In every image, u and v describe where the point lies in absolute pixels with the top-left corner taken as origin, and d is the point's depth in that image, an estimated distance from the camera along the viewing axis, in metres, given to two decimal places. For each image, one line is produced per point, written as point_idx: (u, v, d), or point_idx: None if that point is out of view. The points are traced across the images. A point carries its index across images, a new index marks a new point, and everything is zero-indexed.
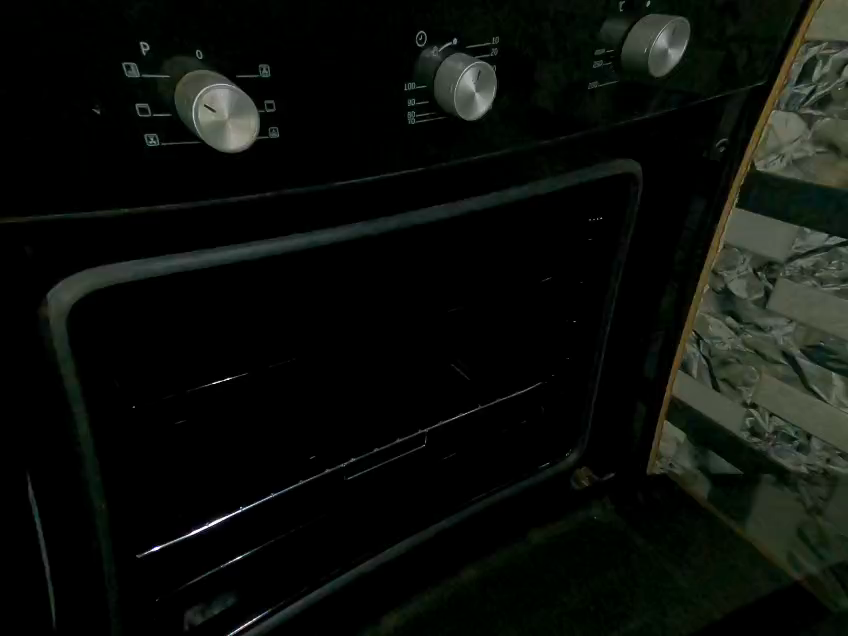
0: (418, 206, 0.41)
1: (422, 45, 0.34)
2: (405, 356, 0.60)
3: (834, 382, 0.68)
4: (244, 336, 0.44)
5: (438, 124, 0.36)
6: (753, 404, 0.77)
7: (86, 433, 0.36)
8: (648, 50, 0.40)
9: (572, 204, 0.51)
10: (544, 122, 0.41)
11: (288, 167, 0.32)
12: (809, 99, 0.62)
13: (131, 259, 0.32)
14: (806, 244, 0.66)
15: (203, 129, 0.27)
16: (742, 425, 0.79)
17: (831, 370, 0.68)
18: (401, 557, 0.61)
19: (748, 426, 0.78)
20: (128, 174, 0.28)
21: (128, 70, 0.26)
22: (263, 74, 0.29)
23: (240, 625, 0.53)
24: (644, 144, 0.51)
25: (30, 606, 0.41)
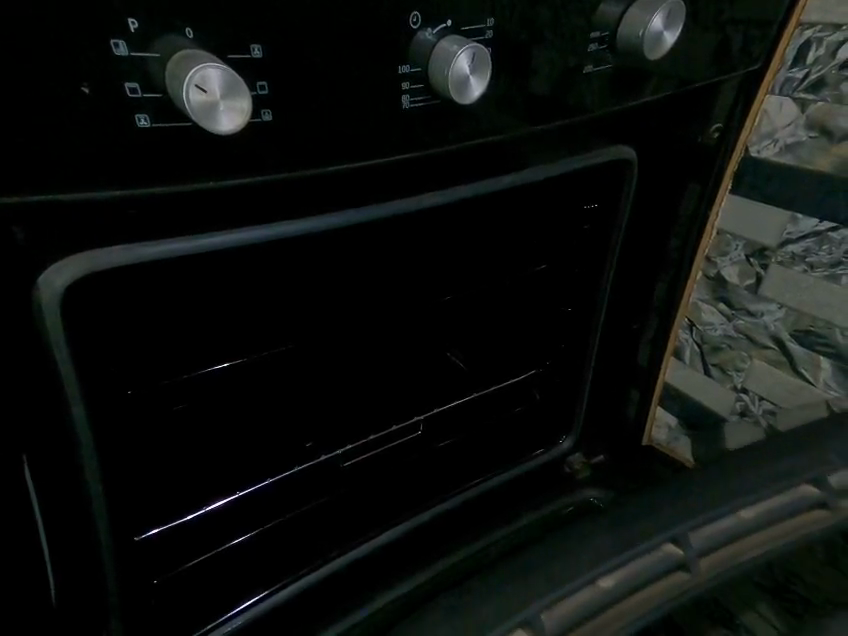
0: (414, 192, 0.41)
1: (416, 26, 0.33)
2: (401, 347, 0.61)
3: (823, 366, 0.69)
4: (237, 322, 0.44)
5: (432, 108, 0.36)
6: (744, 388, 0.77)
7: (81, 417, 0.36)
8: (643, 33, 0.40)
9: (567, 189, 0.51)
10: (539, 107, 0.41)
11: (282, 150, 0.32)
12: (803, 84, 0.62)
13: (123, 242, 0.32)
14: (797, 230, 0.66)
15: (193, 109, 0.27)
16: (732, 409, 0.79)
17: (821, 355, 0.69)
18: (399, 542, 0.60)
19: (738, 409, 0.79)
20: (120, 154, 0.28)
21: (117, 48, 0.26)
22: (255, 54, 0.29)
23: (234, 607, 0.52)
24: (640, 130, 0.51)
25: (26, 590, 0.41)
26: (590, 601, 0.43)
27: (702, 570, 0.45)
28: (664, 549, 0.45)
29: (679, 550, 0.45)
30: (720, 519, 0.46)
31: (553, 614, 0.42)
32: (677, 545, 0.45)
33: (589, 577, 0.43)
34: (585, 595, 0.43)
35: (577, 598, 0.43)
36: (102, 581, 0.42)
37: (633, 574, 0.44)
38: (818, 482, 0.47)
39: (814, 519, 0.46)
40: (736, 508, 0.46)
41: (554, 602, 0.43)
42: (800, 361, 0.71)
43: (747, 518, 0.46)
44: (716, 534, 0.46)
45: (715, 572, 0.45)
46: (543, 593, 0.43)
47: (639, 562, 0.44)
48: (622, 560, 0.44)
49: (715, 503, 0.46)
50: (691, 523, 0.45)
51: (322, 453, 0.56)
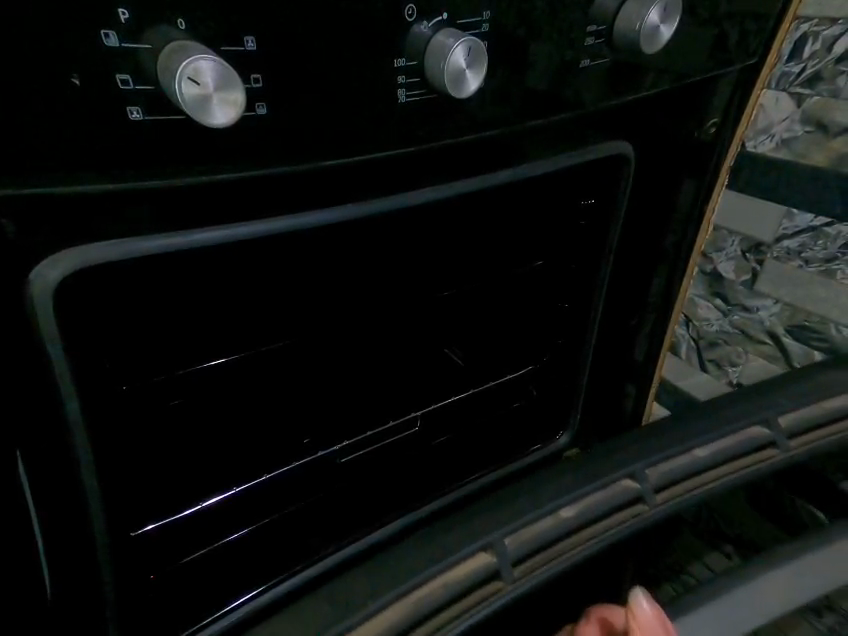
0: (410, 187, 0.41)
1: (412, 19, 0.33)
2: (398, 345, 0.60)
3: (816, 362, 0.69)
4: (232, 318, 0.44)
5: (428, 101, 0.36)
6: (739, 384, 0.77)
7: (75, 412, 0.36)
8: (640, 28, 0.40)
9: (563, 185, 0.51)
10: (535, 102, 0.41)
11: (277, 145, 0.32)
12: (799, 78, 0.62)
13: (116, 237, 0.32)
14: (793, 225, 0.66)
15: (186, 101, 0.27)
16: None
17: (815, 351, 0.69)
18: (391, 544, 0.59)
19: None
20: (112, 145, 0.28)
21: (108, 38, 0.26)
22: (248, 46, 0.29)
23: (235, 600, 0.51)
24: (636, 126, 0.51)
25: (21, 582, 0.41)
26: (548, 530, 0.44)
27: (658, 501, 0.46)
28: (622, 484, 0.46)
29: (636, 484, 0.46)
30: (677, 455, 0.47)
31: (514, 540, 0.43)
32: (634, 479, 0.46)
33: (550, 508, 0.44)
34: (545, 523, 0.44)
35: (537, 525, 0.44)
36: (99, 576, 0.42)
37: (593, 506, 0.45)
38: (770, 421, 0.49)
39: (767, 456, 0.48)
40: (691, 445, 0.48)
41: (516, 528, 0.43)
42: (796, 358, 0.71)
43: (702, 457, 0.48)
44: (671, 471, 0.47)
45: (671, 500, 0.46)
46: (508, 520, 0.43)
47: (600, 495, 0.45)
48: (584, 493, 0.45)
49: (668, 444, 0.48)
50: (649, 458, 0.47)
51: (320, 449, 0.56)
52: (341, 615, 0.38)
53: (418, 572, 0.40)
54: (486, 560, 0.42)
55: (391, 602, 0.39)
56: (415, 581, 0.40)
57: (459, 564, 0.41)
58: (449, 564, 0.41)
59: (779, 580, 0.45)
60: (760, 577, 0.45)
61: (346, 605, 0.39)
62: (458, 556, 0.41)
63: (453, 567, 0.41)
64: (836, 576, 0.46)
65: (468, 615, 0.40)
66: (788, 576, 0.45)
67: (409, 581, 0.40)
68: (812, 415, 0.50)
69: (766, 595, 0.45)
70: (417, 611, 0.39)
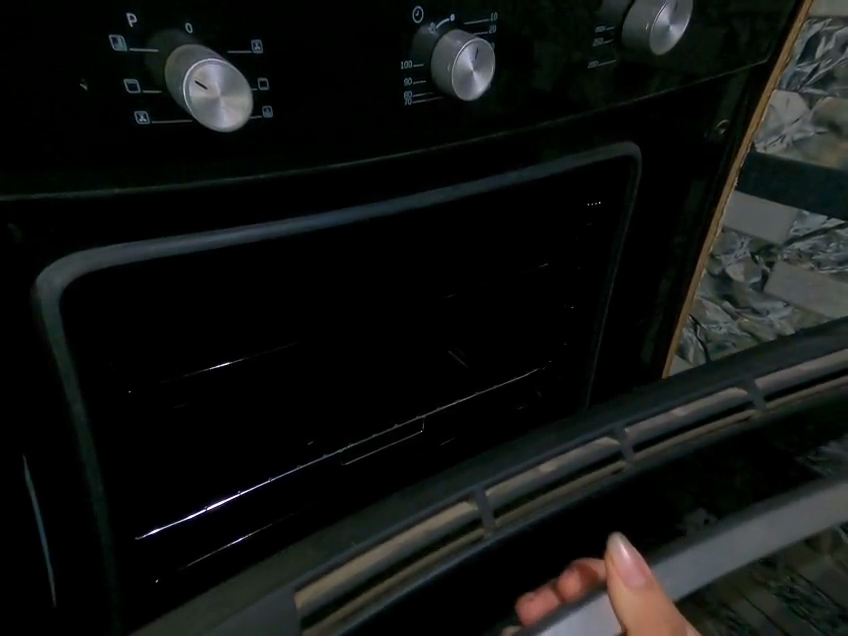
0: (416, 189, 0.40)
1: (419, 21, 0.33)
2: (404, 352, 0.60)
3: None
4: (237, 324, 0.44)
5: (435, 104, 0.36)
6: None
7: (81, 417, 0.36)
8: (649, 28, 0.40)
9: (569, 187, 0.51)
10: (542, 103, 0.40)
11: (284, 148, 0.32)
12: (812, 78, 0.62)
13: (122, 242, 0.32)
14: (804, 227, 0.66)
15: (193, 104, 0.27)
16: None
17: None
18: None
19: None
20: (119, 148, 0.27)
21: (115, 43, 0.26)
22: (255, 50, 0.29)
23: None
24: (644, 128, 0.51)
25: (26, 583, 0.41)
26: (527, 484, 0.38)
27: (638, 458, 0.40)
28: (600, 443, 0.41)
29: (616, 442, 0.41)
30: (656, 415, 0.42)
31: (496, 489, 0.38)
32: (612, 437, 0.41)
33: (531, 461, 0.39)
34: (523, 478, 0.39)
35: (516, 478, 0.38)
36: (104, 579, 0.42)
37: (575, 461, 0.40)
38: (745, 383, 0.44)
39: (745, 417, 0.42)
40: (670, 405, 0.42)
41: (500, 478, 0.38)
42: None
43: (682, 417, 0.42)
44: (652, 431, 0.42)
45: (651, 459, 0.40)
46: (487, 473, 0.38)
47: (580, 454, 0.40)
48: (565, 449, 0.40)
49: (649, 402, 0.42)
50: (627, 418, 0.41)
51: (323, 452, 0.56)
52: (315, 558, 0.34)
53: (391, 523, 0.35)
54: (465, 511, 0.37)
55: (350, 558, 0.34)
56: (395, 527, 0.35)
57: (440, 514, 0.37)
58: (431, 511, 0.36)
59: (757, 531, 0.36)
60: (732, 531, 0.36)
61: (321, 547, 0.34)
62: (427, 511, 0.36)
63: (433, 515, 0.36)
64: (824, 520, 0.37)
65: (434, 569, 0.35)
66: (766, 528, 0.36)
67: (390, 526, 0.35)
68: (791, 377, 0.44)
69: (739, 551, 0.35)
70: (390, 560, 0.35)
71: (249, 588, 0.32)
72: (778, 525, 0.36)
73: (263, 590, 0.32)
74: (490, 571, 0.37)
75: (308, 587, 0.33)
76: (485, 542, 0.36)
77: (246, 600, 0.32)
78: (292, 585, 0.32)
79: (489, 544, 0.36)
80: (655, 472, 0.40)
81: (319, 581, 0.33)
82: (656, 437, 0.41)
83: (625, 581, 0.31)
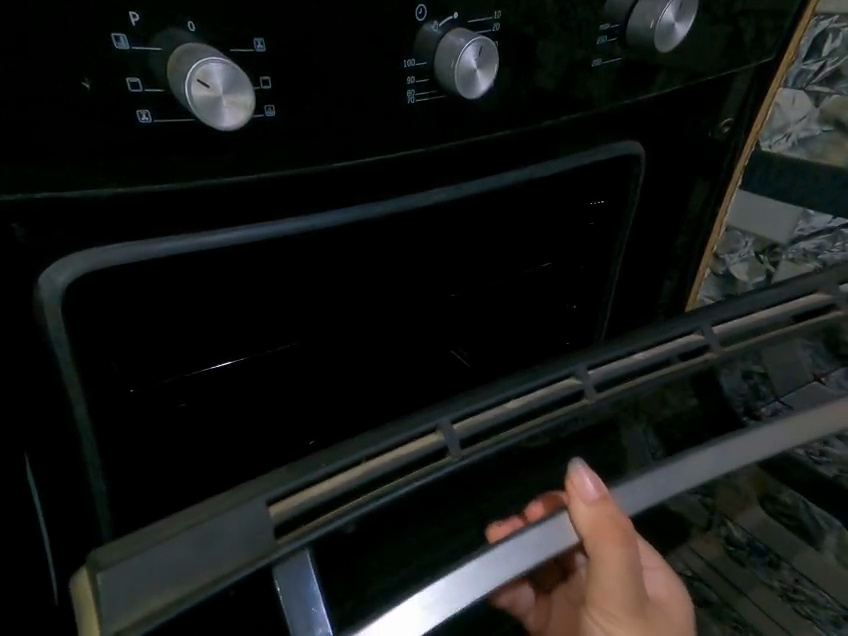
0: (419, 189, 0.40)
1: (422, 19, 0.33)
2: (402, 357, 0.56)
3: None
4: (241, 327, 0.43)
5: (438, 102, 0.35)
6: None
7: (82, 417, 0.36)
8: (654, 26, 0.40)
9: (573, 186, 0.51)
10: (545, 102, 0.40)
11: (286, 148, 0.32)
12: (818, 75, 0.61)
13: (123, 242, 0.32)
14: (810, 226, 0.66)
15: (195, 103, 0.27)
16: None
17: None
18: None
19: None
20: (120, 147, 0.27)
21: (118, 42, 0.25)
22: (258, 48, 0.29)
23: None
24: (648, 129, 0.51)
25: (27, 579, 0.41)
26: (496, 418, 0.37)
27: (601, 396, 0.39)
28: (563, 383, 0.39)
29: (578, 381, 0.40)
30: (617, 359, 0.41)
31: (465, 423, 0.37)
32: (575, 376, 0.40)
33: (498, 397, 0.38)
34: (489, 414, 0.37)
35: (487, 414, 0.37)
36: None
37: (541, 399, 0.38)
38: (703, 328, 0.44)
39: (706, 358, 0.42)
40: (630, 350, 0.42)
41: (469, 412, 0.37)
42: None
43: (642, 360, 0.42)
44: (616, 370, 0.41)
45: (612, 397, 0.40)
46: (456, 406, 0.37)
47: (545, 393, 0.39)
48: (530, 388, 0.39)
49: (611, 346, 0.42)
50: (590, 360, 0.41)
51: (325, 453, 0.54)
52: (285, 477, 0.32)
53: (361, 447, 0.34)
54: (432, 441, 0.35)
55: (319, 481, 0.33)
56: (366, 453, 0.34)
57: (408, 443, 0.35)
58: (401, 438, 0.35)
59: (702, 458, 0.38)
60: (684, 457, 0.38)
61: (292, 468, 0.33)
62: (398, 440, 0.35)
63: (405, 445, 0.35)
64: (765, 449, 0.39)
65: (402, 490, 0.33)
66: (709, 454, 0.38)
67: (361, 453, 0.34)
68: (750, 323, 0.44)
69: (691, 474, 0.37)
70: (363, 480, 0.33)
71: (220, 502, 0.30)
72: (729, 453, 0.38)
73: (239, 501, 0.30)
74: (448, 496, 0.36)
75: (282, 502, 0.31)
76: (449, 468, 0.35)
77: (221, 509, 0.30)
78: (266, 499, 0.31)
79: (453, 471, 0.35)
80: (613, 410, 0.40)
81: (292, 498, 0.32)
82: (618, 377, 0.41)
83: (583, 495, 0.35)
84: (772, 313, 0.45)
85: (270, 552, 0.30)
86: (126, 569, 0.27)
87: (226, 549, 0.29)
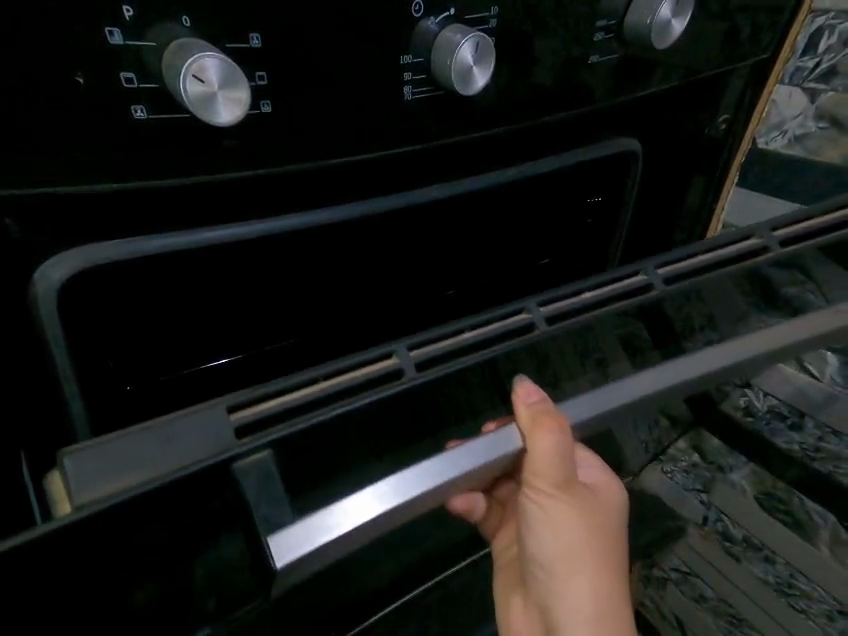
0: (415, 186, 0.40)
1: (419, 15, 0.33)
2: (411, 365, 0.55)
3: (786, 500, 0.68)
4: (236, 327, 0.43)
5: (436, 98, 0.35)
6: (723, 512, 0.76)
7: (79, 413, 0.36)
8: (650, 22, 0.40)
9: (571, 182, 0.51)
10: (542, 98, 0.40)
11: (283, 144, 0.32)
12: (814, 72, 0.61)
13: (120, 238, 0.32)
14: None
15: (190, 99, 0.27)
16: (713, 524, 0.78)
17: (786, 489, 0.68)
18: (412, 605, 0.59)
19: (720, 530, 0.77)
20: (116, 141, 0.27)
21: (112, 36, 0.25)
22: (254, 44, 0.29)
23: None
24: (646, 118, 0.50)
25: None
26: (451, 345, 0.36)
27: (549, 325, 0.37)
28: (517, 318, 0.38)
29: (529, 314, 0.38)
30: (564, 297, 0.39)
31: (422, 350, 0.35)
32: (526, 312, 0.38)
33: (452, 328, 0.37)
34: (444, 343, 0.36)
35: (442, 342, 0.36)
36: None
37: (497, 329, 0.37)
38: (644, 269, 0.41)
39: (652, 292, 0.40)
40: (579, 289, 0.40)
41: (425, 341, 0.36)
42: (766, 483, 0.69)
43: (591, 299, 0.39)
44: (564, 308, 0.39)
45: (566, 326, 0.37)
46: (412, 336, 0.36)
47: (498, 325, 0.37)
48: (484, 323, 0.37)
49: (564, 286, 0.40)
50: (537, 298, 0.39)
51: None
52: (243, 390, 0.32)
53: (303, 373, 0.33)
54: (387, 364, 0.34)
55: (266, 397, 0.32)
56: (315, 374, 0.33)
57: (362, 367, 0.34)
58: (355, 361, 0.34)
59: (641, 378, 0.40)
60: (624, 377, 0.40)
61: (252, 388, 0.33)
62: (342, 367, 0.34)
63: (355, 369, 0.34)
64: (698, 368, 0.41)
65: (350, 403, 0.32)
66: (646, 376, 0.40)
67: (307, 374, 0.33)
68: (693, 265, 0.41)
69: (631, 389, 0.39)
70: (320, 394, 0.32)
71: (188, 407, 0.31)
72: (668, 373, 0.40)
73: (200, 408, 0.30)
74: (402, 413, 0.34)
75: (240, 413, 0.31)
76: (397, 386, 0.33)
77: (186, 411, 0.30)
78: (227, 405, 0.31)
79: (400, 389, 0.33)
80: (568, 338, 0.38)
81: (249, 408, 0.32)
82: (565, 314, 0.38)
83: (525, 399, 0.39)
84: (715, 255, 0.42)
85: (231, 447, 0.30)
86: (96, 452, 0.28)
87: (189, 446, 0.29)
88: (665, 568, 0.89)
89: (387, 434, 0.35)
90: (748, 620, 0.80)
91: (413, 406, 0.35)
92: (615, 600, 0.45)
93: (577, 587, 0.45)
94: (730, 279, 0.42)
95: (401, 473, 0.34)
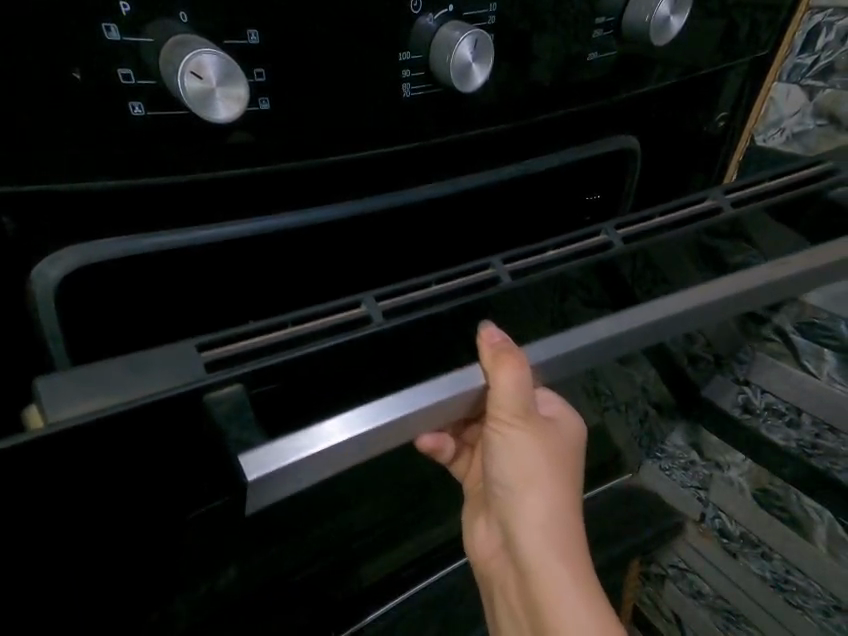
0: (414, 184, 0.40)
1: (418, 11, 0.33)
2: None
3: (781, 497, 0.69)
4: None
5: (435, 95, 0.35)
6: (721, 508, 0.77)
7: None
8: (648, 19, 0.40)
9: (569, 180, 0.50)
10: (541, 95, 0.40)
11: (282, 141, 0.32)
12: (812, 70, 0.61)
13: (119, 237, 0.32)
14: None
15: (188, 96, 0.27)
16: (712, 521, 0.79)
17: (779, 485, 0.68)
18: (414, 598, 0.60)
19: (718, 527, 0.79)
20: (113, 138, 0.27)
21: (109, 32, 0.25)
22: (252, 40, 0.29)
23: None
24: (644, 116, 0.50)
25: None
26: (423, 294, 0.35)
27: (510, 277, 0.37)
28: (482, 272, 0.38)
29: (494, 270, 0.37)
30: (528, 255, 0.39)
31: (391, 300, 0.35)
32: (492, 267, 0.38)
33: (422, 279, 0.37)
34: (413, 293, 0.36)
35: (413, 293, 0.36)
36: None
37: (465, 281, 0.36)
38: (605, 228, 0.41)
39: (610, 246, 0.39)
40: (544, 246, 0.40)
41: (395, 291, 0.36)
42: (761, 478, 0.70)
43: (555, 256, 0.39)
44: (530, 265, 0.38)
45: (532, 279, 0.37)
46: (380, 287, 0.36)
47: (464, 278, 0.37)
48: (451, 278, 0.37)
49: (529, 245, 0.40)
50: (502, 255, 0.39)
51: None
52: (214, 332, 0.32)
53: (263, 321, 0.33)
54: (355, 311, 0.34)
55: (231, 339, 0.32)
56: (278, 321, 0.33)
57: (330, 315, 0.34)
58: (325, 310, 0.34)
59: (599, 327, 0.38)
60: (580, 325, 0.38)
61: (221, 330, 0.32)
62: (304, 316, 0.34)
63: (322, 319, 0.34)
64: (657, 315, 0.39)
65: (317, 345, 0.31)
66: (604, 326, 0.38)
67: (269, 321, 0.33)
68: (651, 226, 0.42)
69: (587, 339, 0.38)
70: (290, 336, 0.32)
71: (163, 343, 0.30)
72: (624, 321, 0.38)
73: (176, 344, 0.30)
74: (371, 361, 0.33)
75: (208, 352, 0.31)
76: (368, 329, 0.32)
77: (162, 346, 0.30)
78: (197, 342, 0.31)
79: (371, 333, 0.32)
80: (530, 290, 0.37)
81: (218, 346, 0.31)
82: (529, 269, 0.38)
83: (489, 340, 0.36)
84: (674, 217, 0.43)
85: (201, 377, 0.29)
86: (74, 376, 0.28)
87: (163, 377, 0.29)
88: (663, 565, 0.90)
89: (332, 395, 0.34)
90: (744, 616, 0.80)
91: (368, 366, 0.34)
92: (570, 520, 0.42)
93: (529, 502, 0.42)
94: (684, 243, 0.41)
95: (360, 407, 0.33)
